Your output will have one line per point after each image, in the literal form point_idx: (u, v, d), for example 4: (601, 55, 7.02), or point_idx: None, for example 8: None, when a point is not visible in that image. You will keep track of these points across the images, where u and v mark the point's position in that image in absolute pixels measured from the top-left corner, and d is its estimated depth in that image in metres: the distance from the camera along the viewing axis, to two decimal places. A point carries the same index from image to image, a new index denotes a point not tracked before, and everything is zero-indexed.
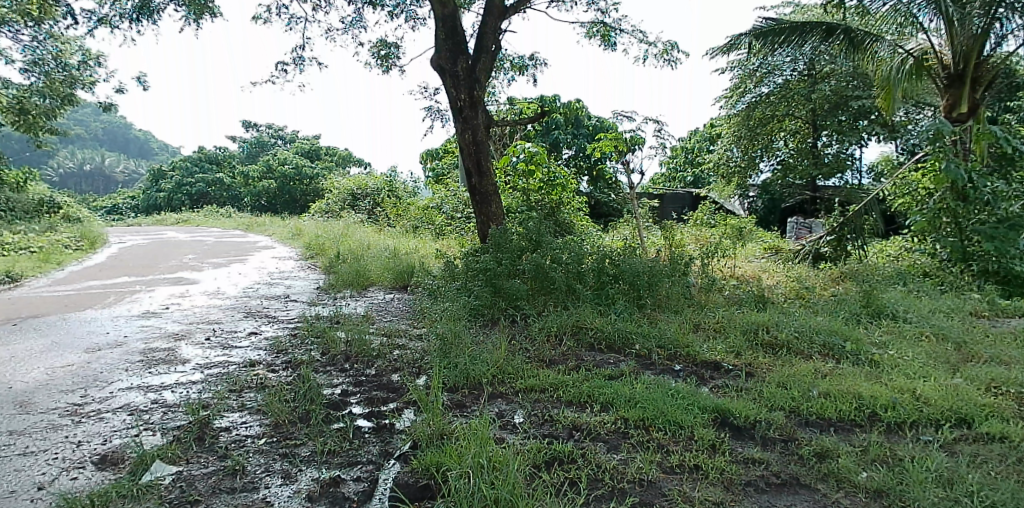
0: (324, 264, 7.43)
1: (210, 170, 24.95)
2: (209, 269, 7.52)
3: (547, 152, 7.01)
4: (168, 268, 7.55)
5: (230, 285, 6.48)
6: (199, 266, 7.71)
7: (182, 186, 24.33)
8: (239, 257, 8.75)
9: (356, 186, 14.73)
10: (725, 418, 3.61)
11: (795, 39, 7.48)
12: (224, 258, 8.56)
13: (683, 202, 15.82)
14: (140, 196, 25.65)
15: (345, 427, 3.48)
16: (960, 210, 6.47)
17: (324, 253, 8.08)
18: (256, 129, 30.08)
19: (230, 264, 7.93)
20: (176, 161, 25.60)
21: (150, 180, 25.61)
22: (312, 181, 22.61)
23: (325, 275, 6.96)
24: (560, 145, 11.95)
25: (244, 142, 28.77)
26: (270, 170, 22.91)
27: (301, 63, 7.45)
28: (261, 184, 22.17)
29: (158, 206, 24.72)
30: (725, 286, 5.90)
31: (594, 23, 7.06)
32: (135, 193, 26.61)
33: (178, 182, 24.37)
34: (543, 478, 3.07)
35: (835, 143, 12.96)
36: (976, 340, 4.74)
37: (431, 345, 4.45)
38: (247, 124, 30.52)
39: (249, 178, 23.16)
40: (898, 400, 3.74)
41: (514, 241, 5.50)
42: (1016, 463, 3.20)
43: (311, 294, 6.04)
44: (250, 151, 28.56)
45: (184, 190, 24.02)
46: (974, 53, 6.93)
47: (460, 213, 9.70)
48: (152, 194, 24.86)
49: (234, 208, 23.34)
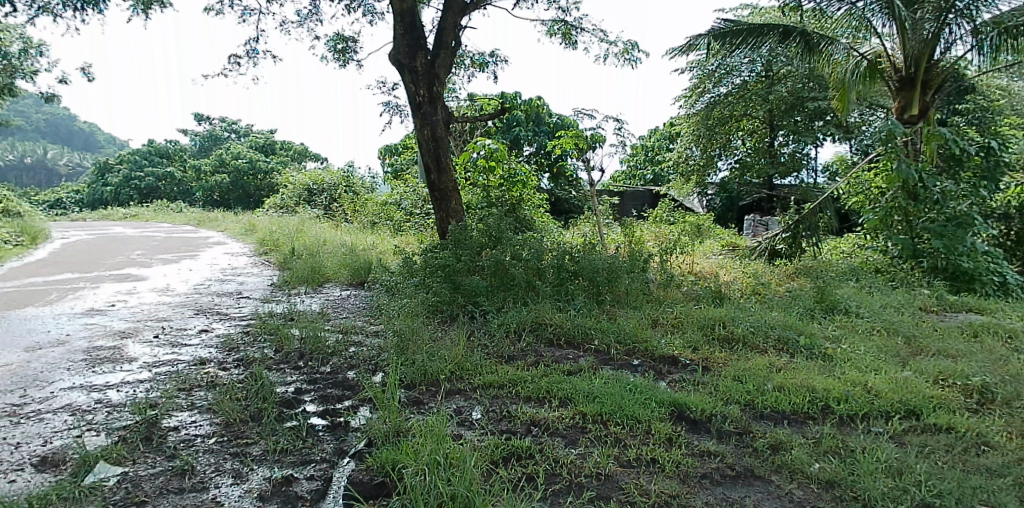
0: (278, 260, 7.30)
1: (161, 163, 24.28)
2: (158, 265, 7.34)
3: (506, 148, 6.96)
4: (114, 264, 7.33)
5: (180, 281, 6.34)
6: (147, 262, 7.50)
7: (130, 179, 23.59)
8: (190, 252, 8.55)
9: (312, 181, 14.49)
10: (682, 412, 3.66)
11: (753, 41, 7.56)
12: (174, 254, 8.34)
13: (643, 200, 15.60)
14: (84, 190, 24.72)
15: (298, 426, 3.43)
16: (910, 209, 6.67)
17: (278, 249, 7.94)
18: (208, 122, 29.22)
19: (182, 261, 7.74)
20: (123, 154, 24.79)
21: (95, 173, 24.70)
22: (267, 176, 22.08)
23: (280, 271, 6.84)
24: (521, 142, 12.04)
25: (197, 135, 28.14)
26: (224, 164, 22.28)
27: (255, 56, 7.28)
28: (214, 179, 21.31)
29: (104, 201, 23.88)
30: (684, 282, 5.95)
31: (555, 20, 7.07)
32: (80, 187, 25.65)
33: (125, 176, 23.62)
34: (500, 474, 3.08)
35: (791, 143, 13.16)
36: (926, 334, 4.88)
37: (388, 342, 4.39)
38: (199, 116, 29.74)
39: (200, 172, 22.57)
40: (850, 393, 3.83)
41: (473, 238, 5.48)
42: (963, 453, 3.29)
43: (264, 291, 5.92)
44: (203, 144, 27.94)
45: (133, 184, 23.30)
46: (925, 57, 7.09)
47: (419, 209, 9.67)
48: (97, 188, 23.98)
49: (185, 202, 22.69)
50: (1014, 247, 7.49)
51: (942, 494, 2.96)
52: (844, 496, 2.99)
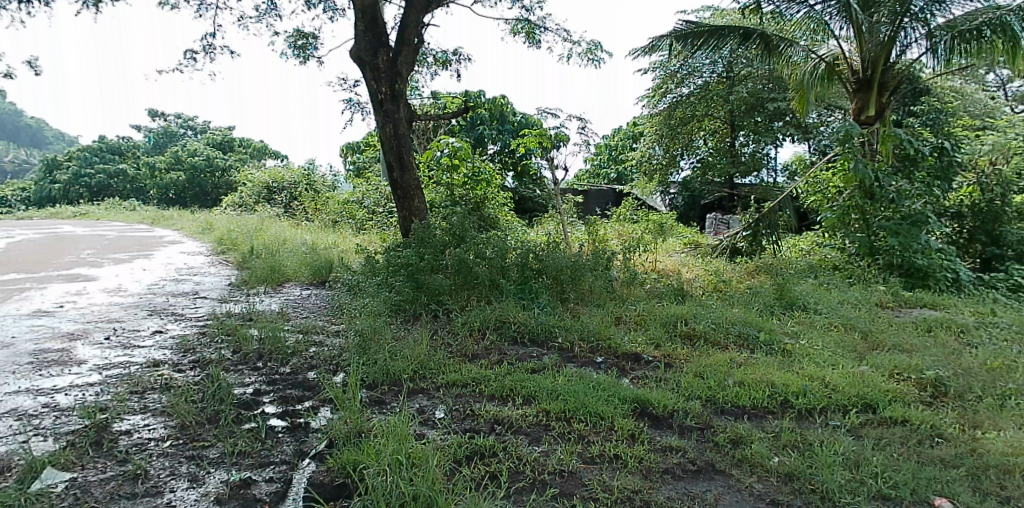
0: (236, 259, 7.17)
1: (113, 161, 23.63)
2: (110, 265, 7.14)
3: (471, 147, 6.95)
4: (63, 264, 7.10)
5: (132, 281, 6.17)
6: (99, 262, 7.29)
7: (80, 177, 22.85)
8: (144, 252, 8.34)
9: (271, 180, 14.20)
10: (645, 408, 3.69)
11: (714, 42, 7.67)
12: (127, 254, 8.12)
13: (607, 199, 15.65)
14: (31, 188, 23.84)
15: (257, 427, 3.36)
16: (867, 208, 6.85)
17: (236, 249, 7.79)
18: (163, 118, 28.43)
19: (135, 260, 7.54)
20: (73, 151, 24.01)
21: (42, 170, 23.80)
22: (224, 174, 21.36)
23: (238, 271, 6.71)
24: (485, 140, 12.10)
25: (151, 131, 27.44)
26: (178, 163, 21.19)
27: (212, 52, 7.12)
28: (168, 175, 20.65)
29: (52, 198, 23.06)
30: (647, 279, 6.01)
31: (519, 20, 7.07)
32: (26, 184, 24.71)
33: (75, 174, 22.89)
34: (464, 473, 3.06)
35: (751, 142, 13.40)
36: (881, 329, 5.01)
37: (350, 342, 4.34)
38: (153, 113, 28.96)
39: (154, 169, 21.95)
40: (808, 388, 3.91)
41: (436, 237, 5.45)
42: (917, 445, 3.38)
43: (221, 291, 5.81)
44: (157, 141, 27.26)
45: (83, 181, 22.62)
46: (881, 59, 7.24)
47: (382, 207, 9.60)
48: (45, 186, 23.10)
49: (139, 201, 22.07)
50: (966, 244, 7.74)
51: (898, 485, 3.03)
52: (802, 489, 3.04)
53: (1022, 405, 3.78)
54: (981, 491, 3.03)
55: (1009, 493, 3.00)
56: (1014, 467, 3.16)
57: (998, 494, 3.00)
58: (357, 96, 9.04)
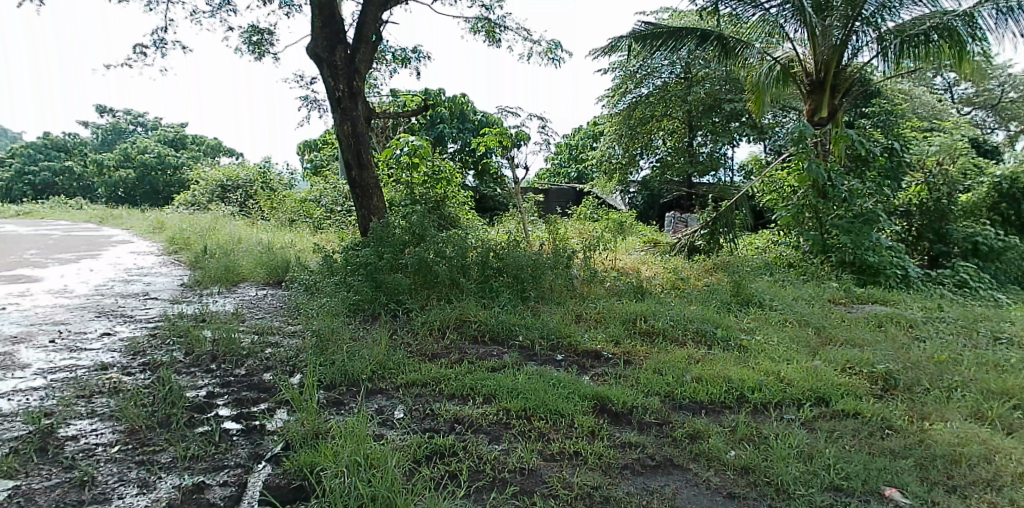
0: (189, 259, 7.01)
1: (59, 158, 22.86)
2: (55, 265, 6.91)
3: (430, 145, 6.87)
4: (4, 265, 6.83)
5: (79, 282, 5.99)
6: (44, 263, 7.04)
7: (24, 175, 22.08)
8: (91, 252, 8.08)
9: (225, 177, 13.74)
10: (604, 405, 3.73)
11: (673, 43, 7.80)
12: (74, 254, 7.86)
13: (567, 197, 15.73)
14: None
15: (210, 431, 3.29)
16: (820, 207, 7.05)
17: (189, 248, 7.61)
18: (111, 115, 27.55)
19: (81, 261, 7.31)
20: (16, 148, 23.14)
21: None
22: (176, 172, 20.54)
23: (190, 271, 6.56)
24: (445, 139, 12.02)
25: (99, 128, 26.63)
26: (128, 159, 20.76)
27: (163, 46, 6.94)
28: (117, 173, 19.99)
29: None
30: (607, 278, 6.06)
31: (478, 18, 7.06)
32: None
33: (18, 172, 22.08)
34: (423, 472, 3.05)
35: (709, 143, 13.62)
36: (833, 325, 5.16)
37: (306, 342, 4.28)
38: (101, 109, 28.08)
39: (103, 166, 21.27)
40: (763, 382, 3.99)
41: (395, 236, 5.41)
42: (868, 437, 3.48)
43: (173, 291, 5.67)
44: (105, 138, 26.48)
45: (27, 179, 21.87)
46: (834, 62, 7.43)
47: (340, 206, 9.51)
48: None
49: (87, 199, 21.38)
50: (914, 242, 8.00)
51: (849, 476, 3.12)
52: (757, 481, 3.10)
53: (967, 396, 3.93)
54: (928, 480, 3.13)
55: (955, 482, 3.11)
56: (960, 457, 3.27)
57: (944, 483, 3.11)
58: (313, 93, 8.91)
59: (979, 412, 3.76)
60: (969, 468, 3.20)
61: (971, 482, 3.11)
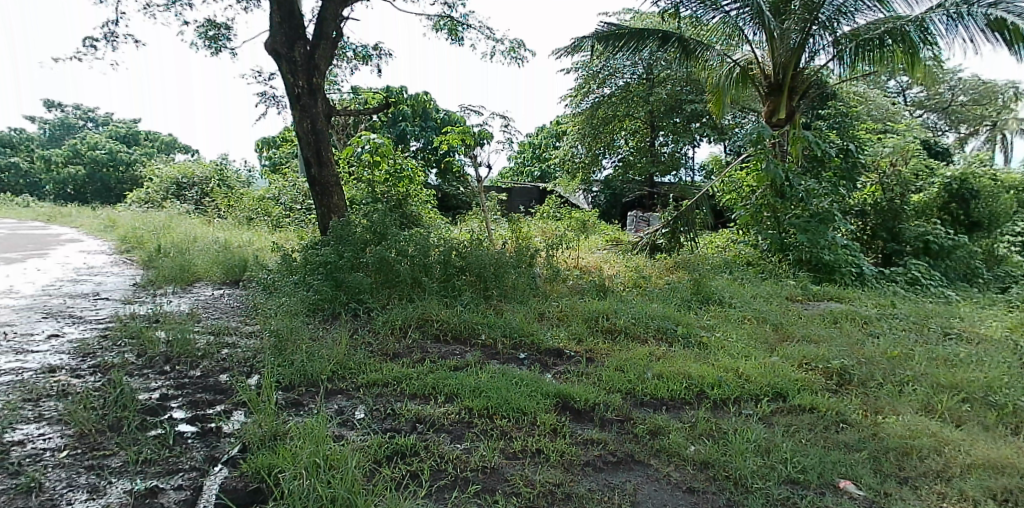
0: (142, 258, 6.83)
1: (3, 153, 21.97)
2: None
3: (392, 144, 6.89)
4: None
5: (25, 282, 5.79)
6: None
7: None
8: (39, 251, 7.81)
9: (180, 174, 13.43)
10: (567, 403, 3.75)
11: (635, 44, 7.90)
12: (20, 253, 7.58)
13: (531, 196, 15.71)
14: None
15: (164, 434, 3.22)
16: (778, 206, 7.22)
17: (143, 247, 7.41)
18: (60, 109, 26.62)
19: (28, 260, 7.05)
20: None
21: None
22: (129, 168, 19.84)
23: (143, 270, 6.40)
24: (407, 137, 11.97)
25: (47, 123, 25.70)
26: (78, 155, 19.98)
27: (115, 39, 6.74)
28: (66, 169, 19.25)
29: None
30: (569, 276, 6.11)
31: (441, 16, 7.04)
32: None
33: None
34: (384, 473, 3.03)
35: (670, 143, 13.81)
36: (790, 321, 5.28)
37: (264, 343, 4.22)
38: (49, 103, 27.11)
39: (50, 162, 20.47)
40: (722, 379, 4.07)
41: (357, 234, 5.36)
42: (823, 430, 3.56)
43: (125, 291, 5.51)
44: (53, 133, 25.59)
45: None
46: (791, 65, 7.62)
47: (300, 204, 9.39)
48: None
49: (33, 195, 20.57)
50: (869, 241, 8.24)
51: (805, 469, 3.19)
52: (716, 476, 3.16)
53: (918, 390, 4.06)
54: (881, 472, 3.21)
55: (907, 474, 3.20)
56: (911, 449, 3.37)
57: (896, 474, 3.19)
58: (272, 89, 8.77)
59: (929, 406, 3.88)
60: (920, 459, 3.30)
61: (921, 473, 3.20)
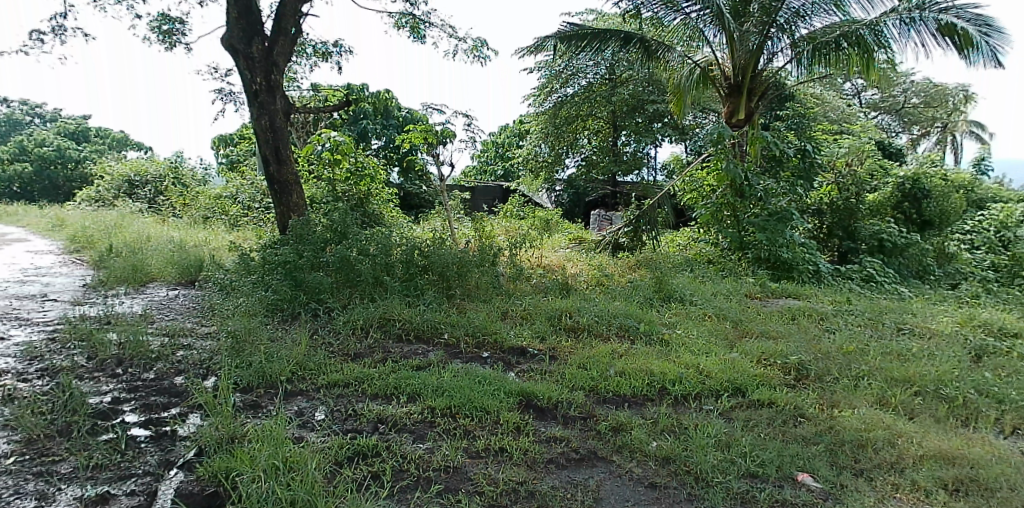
0: (93, 258, 6.63)
1: None
2: None
3: (353, 141, 6.73)
4: None
5: None
6: None
7: None
8: None
9: (133, 172, 13.05)
10: (530, 401, 3.77)
11: (597, 44, 7.96)
12: None
13: (494, 195, 15.63)
14: None
15: (116, 438, 3.13)
16: (737, 205, 7.37)
17: (93, 247, 7.19)
18: (5, 105, 25.53)
19: None
20: None
21: None
22: (79, 165, 18.76)
23: (94, 271, 6.21)
24: (369, 135, 11.86)
25: None
26: (23, 152, 18.65)
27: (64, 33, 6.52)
28: (10, 166, 18.21)
29: None
30: (532, 275, 6.13)
31: (403, 13, 7.00)
32: None
33: None
34: (345, 474, 3.00)
35: (633, 142, 13.81)
36: (749, 318, 5.39)
37: (221, 344, 4.13)
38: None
39: None
40: (683, 375, 4.13)
41: (317, 233, 5.30)
42: (781, 424, 3.64)
43: (75, 292, 5.34)
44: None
45: None
46: (750, 67, 7.76)
47: (257, 202, 9.31)
48: None
49: None
50: (825, 239, 8.46)
51: (764, 463, 3.26)
52: (678, 471, 3.20)
53: (872, 384, 4.18)
54: (838, 465, 3.30)
55: (862, 466, 3.28)
56: (866, 442, 3.47)
57: (851, 466, 3.28)
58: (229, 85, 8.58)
59: (883, 399, 4.00)
60: (875, 451, 3.40)
61: (876, 465, 3.29)
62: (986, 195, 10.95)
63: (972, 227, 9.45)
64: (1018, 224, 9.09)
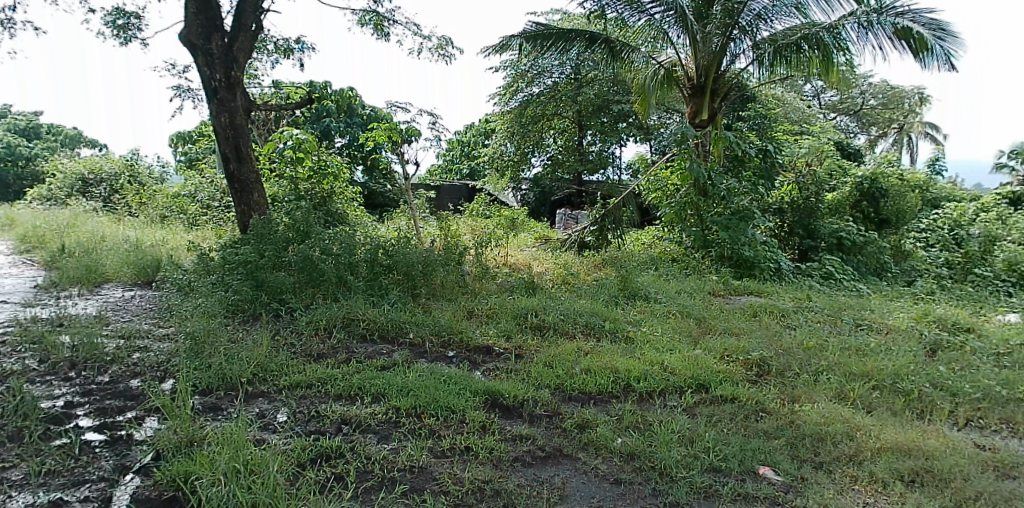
0: (45, 258, 6.43)
1: None
2: None
3: (316, 139, 6.60)
4: None
5: None
6: None
7: None
8: None
9: (87, 170, 12.67)
10: (495, 400, 3.77)
11: (562, 44, 8.02)
12: None
13: (459, 195, 15.59)
14: None
15: (69, 443, 3.04)
16: (701, 204, 7.50)
17: (45, 247, 6.97)
18: None
19: None
20: None
21: None
22: (30, 162, 18.14)
23: (46, 271, 6.02)
24: (332, 133, 11.75)
25: None
26: None
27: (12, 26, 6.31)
28: None
29: None
30: (498, 274, 6.14)
31: (366, 10, 6.93)
32: None
33: None
34: (308, 476, 2.96)
35: (598, 142, 14.07)
36: (712, 315, 5.48)
37: (179, 346, 4.04)
38: None
39: None
40: (648, 372, 4.18)
41: (279, 233, 5.23)
42: (743, 420, 3.71)
43: (25, 294, 5.17)
44: None
45: None
46: (713, 68, 7.88)
47: (217, 201, 9.20)
48: None
49: None
50: (786, 238, 8.64)
51: (727, 457, 3.32)
52: (643, 467, 3.24)
53: (831, 379, 4.28)
54: (798, 458, 3.37)
55: (822, 458, 3.37)
56: (826, 435, 3.55)
57: (812, 459, 3.36)
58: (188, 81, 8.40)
59: (842, 394, 4.11)
60: (834, 445, 3.49)
61: (835, 458, 3.38)
62: (939, 195, 11.31)
63: (926, 225, 9.76)
64: (970, 222, 9.41)
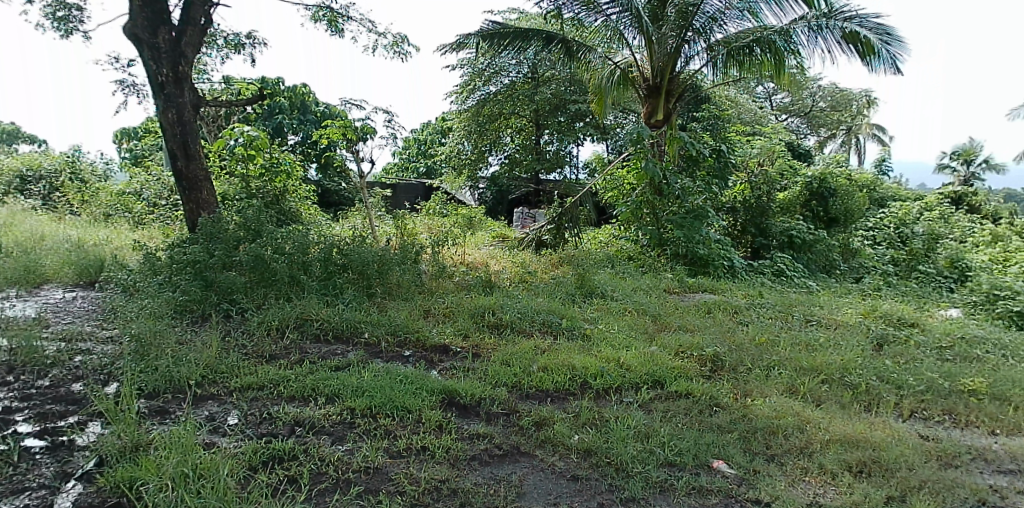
0: None
1: None
2: None
3: (268, 137, 6.47)
4: None
5: None
6: None
7: None
8: None
9: (25, 166, 12.15)
10: (452, 399, 3.76)
11: (519, 43, 8.04)
12: None
13: (415, 193, 15.48)
14: None
15: (6, 450, 2.93)
16: (656, 203, 7.62)
17: None
18: None
19: None
20: None
21: None
22: None
23: None
24: (284, 130, 11.54)
25: None
26: None
27: None
28: None
29: None
30: (455, 273, 6.12)
31: (320, 6, 6.83)
32: None
33: None
34: (260, 479, 2.91)
35: (555, 141, 14.13)
36: (668, 312, 5.58)
37: (125, 348, 3.92)
38: None
39: None
40: (604, 369, 4.23)
41: (230, 232, 5.11)
42: (697, 414, 3.79)
43: None
44: None
45: None
46: (667, 69, 8.03)
47: (163, 200, 8.91)
48: None
49: None
50: (739, 236, 8.83)
51: (681, 451, 3.38)
52: (599, 463, 3.27)
53: (782, 374, 4.41)
54: (750, 451, 3.46)
55: (773, 451, 3.46)
56: (777, 428, 3.65)
57: (764, 452, 3.45)
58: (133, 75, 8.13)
59: (792, 388, 4.23)
60: (784, 437, 3.59)
61: (786, 450, 3.47)
62: (885, 194, 11.72)
63: (873, 224, 10.10)
64: (913, 222, 9.78)
